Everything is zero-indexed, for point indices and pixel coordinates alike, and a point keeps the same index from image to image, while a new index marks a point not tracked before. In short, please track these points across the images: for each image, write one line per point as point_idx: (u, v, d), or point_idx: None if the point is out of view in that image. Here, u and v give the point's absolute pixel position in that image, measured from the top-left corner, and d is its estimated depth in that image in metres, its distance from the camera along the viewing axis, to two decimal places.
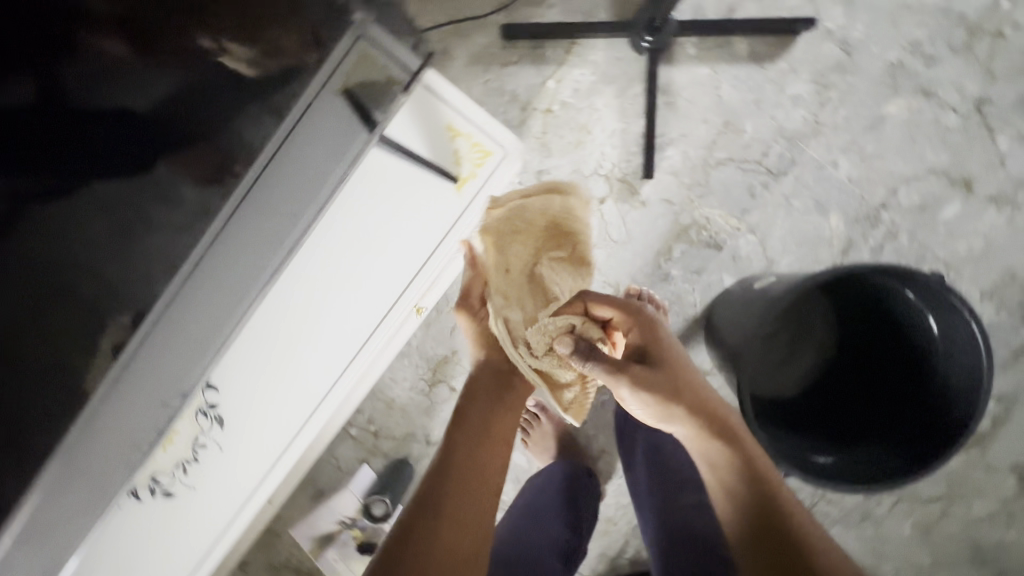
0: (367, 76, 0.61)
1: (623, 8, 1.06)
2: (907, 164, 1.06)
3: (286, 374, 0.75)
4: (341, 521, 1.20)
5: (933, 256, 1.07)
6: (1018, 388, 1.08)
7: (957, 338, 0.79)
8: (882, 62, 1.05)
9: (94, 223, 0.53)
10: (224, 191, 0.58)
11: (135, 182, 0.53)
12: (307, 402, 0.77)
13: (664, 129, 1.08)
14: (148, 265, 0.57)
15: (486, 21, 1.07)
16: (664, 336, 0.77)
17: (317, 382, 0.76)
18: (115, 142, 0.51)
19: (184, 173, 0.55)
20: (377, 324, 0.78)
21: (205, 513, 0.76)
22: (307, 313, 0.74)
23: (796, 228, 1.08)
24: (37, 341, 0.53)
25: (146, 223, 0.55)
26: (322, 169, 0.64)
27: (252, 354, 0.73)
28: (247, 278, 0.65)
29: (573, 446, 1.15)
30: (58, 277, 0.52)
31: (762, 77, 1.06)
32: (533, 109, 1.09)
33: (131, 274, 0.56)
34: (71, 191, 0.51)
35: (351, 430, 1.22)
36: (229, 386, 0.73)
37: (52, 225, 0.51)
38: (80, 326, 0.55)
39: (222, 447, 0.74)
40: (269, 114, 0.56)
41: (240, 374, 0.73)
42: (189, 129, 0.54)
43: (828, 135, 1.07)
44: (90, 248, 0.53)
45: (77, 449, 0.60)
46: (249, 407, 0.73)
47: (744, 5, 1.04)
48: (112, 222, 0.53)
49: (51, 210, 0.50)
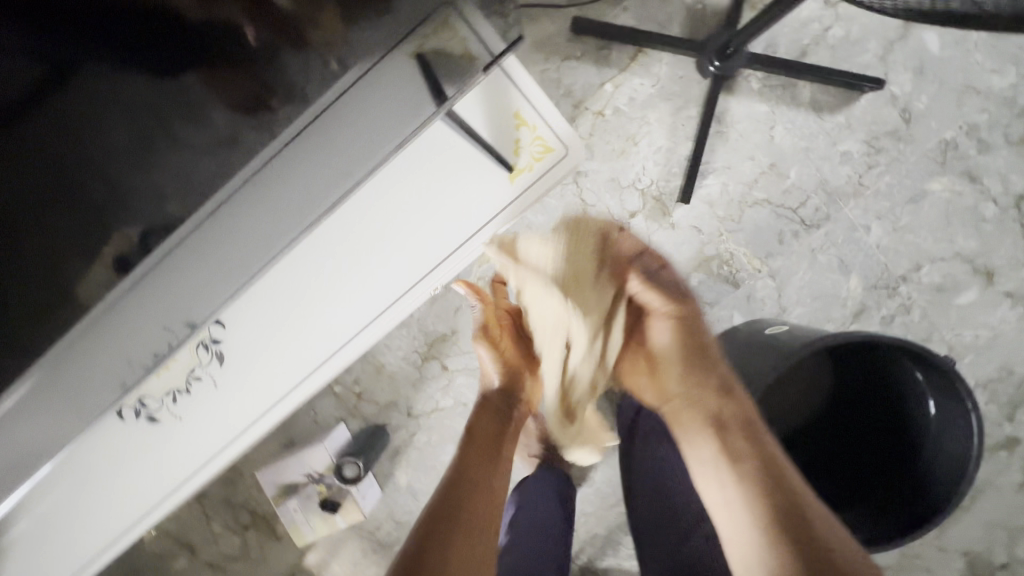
0: (445, 45, 0.58)
1: (697, 27, 1.04)
2: (936, 243, 1.07)
3: (296, 330, 0.72)
4: (308, 475, 1.20)
5: (939, 337, 1.08)
6: (988, 480, 1.11)
7: (951, 426, 0.81)
8: (937, 138, 1.04)
9: (115, 128, 0.48)
10: (259, 125, 0.53)
11: (165, 92, 0.48)
12: (308, 362, 0.73)
13: (710, 157, 1.07)
14: (163, 184, 0.53)
15: (558, 10, 1.05)
16: (695, 312, 0.78)
17: (324, 344, 0.73)
18: (147, 43, 0.45)
19: (220, 96, 0.50)
20: (397, 299, 0.73)
21: (183, 449, 0.74)
22: (333, 272, 0.71)
23: (814, 282, 1.08)
24: (35, 236, 0.50)
25: (170, 140, 0.50)
26: (377, 126, 0.61)
27: (265, 299, 0.71)
28: (275, 222, 0.63)
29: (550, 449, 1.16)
30: (66, 175, 0.48)
31: (817, 126, 1.05)
32: (585, 109, 1.07)
33: (142, 188, 0.52)
34: (87, 83, 0.45)
35: (335, 387, 1.22)
36: (236, 326, 0.71)
37: (66, 120, 0.46)
38: (84, 231, 0.52)
39: (216, 384, 0.72)
40: (327, 62, 0.52)
41: (251, 317, 0.71)
42: (231, 47, 0.48)
43: (867, 198, 1.06)
44: (106, 153, 0.49)
45: (61, 355, 0.59)
46: (251, 352, 0.72)
47: (816, 51, 1.03)
48: (136, 130, 0.49)
49: (68, 105, 0.45)
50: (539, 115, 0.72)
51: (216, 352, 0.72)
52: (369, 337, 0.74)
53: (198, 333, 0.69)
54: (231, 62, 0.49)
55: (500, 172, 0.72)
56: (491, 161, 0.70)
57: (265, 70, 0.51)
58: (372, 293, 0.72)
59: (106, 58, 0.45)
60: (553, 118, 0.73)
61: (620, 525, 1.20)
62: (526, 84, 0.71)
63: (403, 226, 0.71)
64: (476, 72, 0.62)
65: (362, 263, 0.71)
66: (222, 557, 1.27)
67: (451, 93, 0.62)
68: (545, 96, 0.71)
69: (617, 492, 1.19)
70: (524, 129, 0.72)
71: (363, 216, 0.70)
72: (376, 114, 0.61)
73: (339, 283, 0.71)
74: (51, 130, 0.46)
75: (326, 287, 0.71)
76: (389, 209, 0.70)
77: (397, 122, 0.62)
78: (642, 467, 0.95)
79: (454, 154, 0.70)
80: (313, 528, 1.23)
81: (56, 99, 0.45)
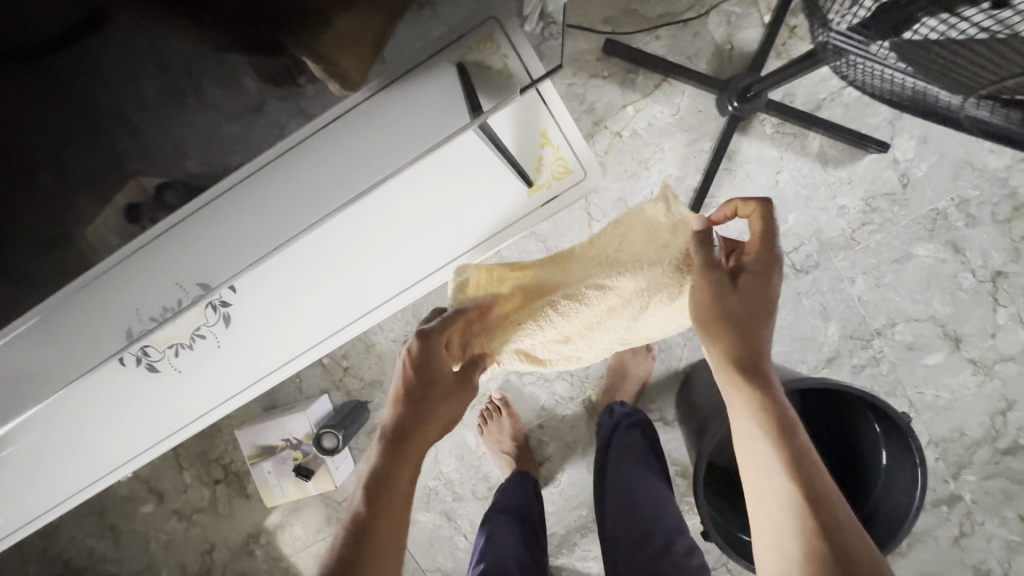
0: (484, 57, 0.62)
1: (722, 66, 1.07)
2: (913, 304, 1.13)
3: (302, 305, 0.76)
4: (287, 439, 1.21)
5: (902, 392, 1.15)
6: (927, 530, 1.18)
7: (899, 477, 0.87)
8: (929, 206, 1.10)
9: (146, 81, 0.44)
10: (285, 95, 0.50)
11: (204, 56, 0.43)
12: (312, 334, 0.77)
13: (716, 192, 1.11)
14: (186, 142, 0.50)
15: (593, 27, 1.08)
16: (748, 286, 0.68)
17: (329, 320, 0.77)
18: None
19: (255, 67, 0.47)
20: (405, 289, 0.78)
21: (179, 400, 0.78)
22: (346, 256, 0.75)
23: (795, 324, 1.14)
24: (49, 179, 0.47)
25: (201, 101, 0.47)
26: (413, 121, 0.64)
27: (280, 271, 0.74)
28: (301, 203, 0.67)
29: (523, 445, 1.20)
30: (84, 117, 0.45)
31: (821, 178, 1.10)
32: (604, 127, 1.10)
33: (164, 142, 0.49)
34: (120, 32, 0.40)
35: (323, 358, 1.25)
36: (249, 292, 0.75)
37: (96, 65, 0.41)
38: (95, 175, 0.49)
39: (220, 344, 0.76)
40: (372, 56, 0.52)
41: (264, 287, 0.74)
42: (285, 24, 0.44)
43: (856, 252, 1.12)
44: (132, 104, 0.45)
45: (68, 304, 0.60)
46: (258, 318, 0.75)
47: (831, 106, 1.07)
48: (167, 86, 0.45)
49: (100, 51, 0.41)
50: (563, 135, 0.76)
51: (224, 313, 0.75)
52: (374, 318, 0.78)
53: (210, 294, 0.72)
54: (274, 49, 0.46)
55: (520, 186, 0.76)
56: (514, 176, 0.74)
57: (313, 55, 0.48)
58: (383, 279, 0.77)
59: (149, 14, 0.39)
60: (577, 142, 0.77)
61: (578, 527, 1.25)
62: (556, 107, 0.75)
63: (421, 221, 0.75)
64: (513, 93, 0.67)
65: (377, 250, 0.75)
66: (189, 507, 1.30)
67: (489, 108, 0.66)
68: (573, 122, 0.75)
69: (580, 495, 1.24)
70: (549, 148, 0.76)
71: (384, 206, 0.73)
72: (410, 109, 0.63)
73: (354, 265, 0.75)
74: (79, 72, 0.42)
75: (340, 268, 0.75)
76: (409, 202, 0.73)
77: (432, 127, 0.66)
78: (611, 481, 1.00)
79: (479, 163, 0.73)
80: (284, 492, 1.25)
81: (85, 43, 0.40)
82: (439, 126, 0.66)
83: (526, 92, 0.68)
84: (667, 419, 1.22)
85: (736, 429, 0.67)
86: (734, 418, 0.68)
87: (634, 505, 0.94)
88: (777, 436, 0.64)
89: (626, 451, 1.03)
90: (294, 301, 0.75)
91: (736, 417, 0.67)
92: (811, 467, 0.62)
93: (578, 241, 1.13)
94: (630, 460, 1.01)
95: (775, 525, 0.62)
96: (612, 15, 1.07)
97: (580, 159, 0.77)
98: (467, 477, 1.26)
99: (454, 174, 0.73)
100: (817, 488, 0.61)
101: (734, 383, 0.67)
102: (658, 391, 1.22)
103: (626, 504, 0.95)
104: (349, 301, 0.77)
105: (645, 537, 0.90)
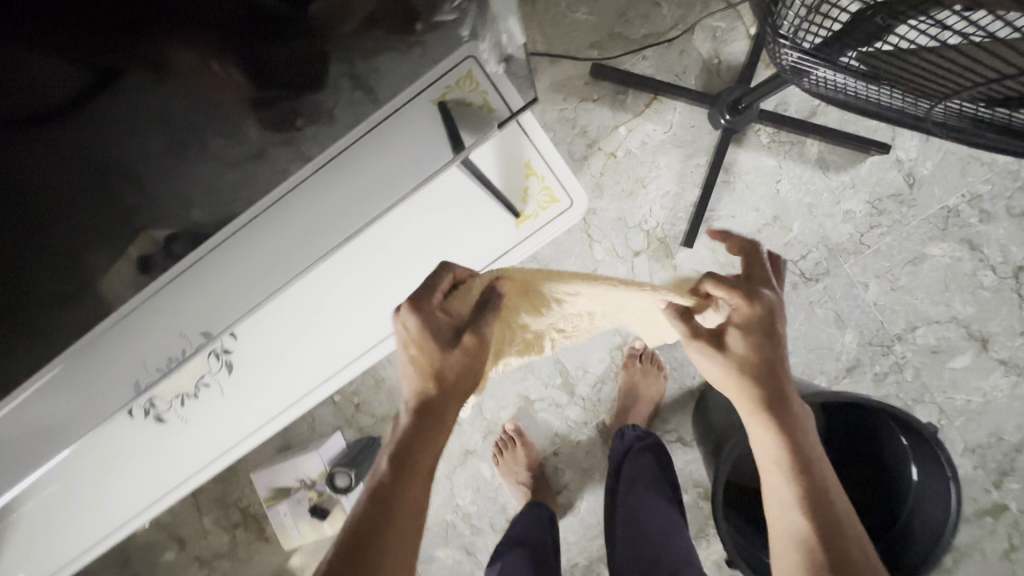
0: (465, 97, 0.63)
1: (712, 81, 1.07)
2: (933, 306, 1.08)
3: (301, 347, 0.76)
4: (301, 480, 1.22)
5: (930, 398, 1.10)
6: (973, 545, 1.11)
7: (930, 494, 0.82)
8: (939, 205, 1.07)
9: (147, 134, 0.46)
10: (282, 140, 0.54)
11: (207, 109, 0.47)
12: (311, 377, 0.77)
13: (716, 205, 1.10)
14: (192, 191, 0.53)
15: (579, 53, 1.09)
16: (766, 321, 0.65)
17: (327, 361, 0.77)
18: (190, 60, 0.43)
19: (253, 117, 0.50)
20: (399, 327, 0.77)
21: (187, 450, 0.78)
22: (340, 297, 0.75)
23: (810, 334, 1.11)
24: (67, 233, 0.50)
25: (197, 145, 0.49)
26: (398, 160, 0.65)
27: (280, 315, 0.75)
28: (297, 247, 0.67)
29: (538, 474, 1.18)
30: (94, 176, 0.47)
31: (823, 184, 1.08)
32: (598, 149, 1.11)
33: (169, 190, 0.52)
34: (130, 94, 0.43)
35: (334, 396, 1.25)
36: (253, 338, 0.76)
37: (99, 125, 0.44)
38: (107, 229, 0.51)
39: (224, 392, 0.76)
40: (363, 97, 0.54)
41: (263, 332, 0.75)
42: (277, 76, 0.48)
43: (867, 257, 1.09)
44: (140, 158, 0.48)
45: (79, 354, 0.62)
46: (260, 363, 0.76)
47: (826, 112, 1.06)
48: (172, 138, 0.48)
49: (102, 111, 0.43)
50: (545, 164, 0.76)
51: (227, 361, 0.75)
52: (374, 356, 0.78)
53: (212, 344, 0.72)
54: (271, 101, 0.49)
55: (507, 214, 0.75)
56: (500, 207, 0.75)
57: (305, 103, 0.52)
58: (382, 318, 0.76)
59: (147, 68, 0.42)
60: (560, 167, 0.77)
61: (601, 557, 1.21)
62: (536, 136, 0.76)
63: (415, 258, 0.75)
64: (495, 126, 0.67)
65: (374, 289, 0.76)
66: (209, 552, 1.30)
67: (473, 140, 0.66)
68: (555, 151, 0.75)
69: (601, 524, 1.21)
70: (534, 179, 0.76)
71: (380, 244, 0.74)
72: (395, 142, 0.65)
73: (352, 306, 0.76)
74: (89, 138, 0.44)
75: (338, 308, 0.76)
76: (403, 240, 0.74)
77: (420, 162, 0.66)
78: (622, 506, 0.97)
79: (465, 195, 0.74)
80: (301, 534, 1.24)
81: (89, 106, 0.43)
82: (424, 162, 0.66)
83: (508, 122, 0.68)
84: (685, 439, 1.18)
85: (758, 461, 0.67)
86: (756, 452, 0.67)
87: (642, 529, 0.92)
88: (797, 470, 0.64)
89: (637, 475, 1.00)
90: (292, 343, 0.75)
91: (757, 452, 0.67)
92: (828, 497, 0.63)
93: (581, 263, 1.13)
94: (640, 484, 0.99)
95: (787, 548, 0.63)
96: (597, 40, 1.09)
97: (565, 185, 0.77)
98: (485, 509, 1.23)
99: (443, 209, 0.74)
100: (834, 512, 0.62)
101: (756, 421, 0.65)
102: (673, 411, 1.18)
103: (636, 528, 0.93)
104: (346, 342, 0.77)
105: (654, 561, 0.87)
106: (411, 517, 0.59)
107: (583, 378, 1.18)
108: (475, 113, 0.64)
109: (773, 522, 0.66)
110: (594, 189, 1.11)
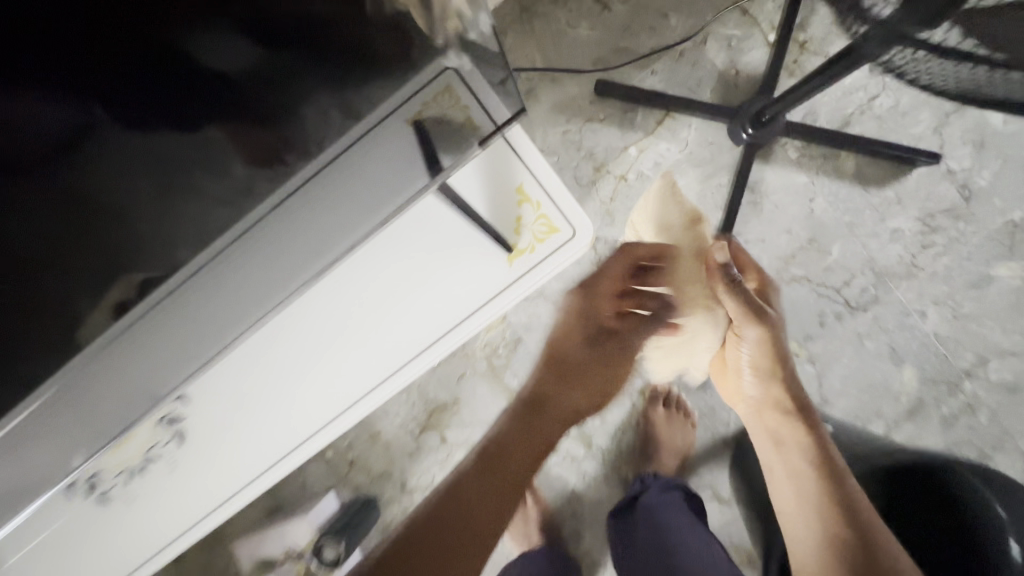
0: (443, 113, 0.49)
1: (730, 93, 0.98)
2: (1006, 336, 0.93)
3: (264, 408, 0.65)
4: (288, 551, 1.11)
5: (1013, 445, 0.93)
6: None
7: None
8: (1003, 219, 0.93)
9: (132, 164, 0.34)
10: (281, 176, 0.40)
11: (195, 143, 0.35)
12: (275, 446, 0.66)
13: (743, 228, 0.98)
14: (182, 246, 0.40)
15: (582, 72, 1.01)
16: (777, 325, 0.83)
17: (293, 427, 0.66)
18: (181, 92, 0.32)
19: (235, 149, 0.36)
20: (375, 387, 0.65)
21: (132, 536, 0.66)
22: (307, 349, 0.65)
23: (861, 371, 0.96)
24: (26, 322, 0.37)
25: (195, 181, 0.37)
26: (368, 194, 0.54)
27: (238, 367, 0.65)
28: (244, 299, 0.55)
29: (554, 539, 1.03)
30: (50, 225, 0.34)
31: (863, 201, 0.96)
32: (606, 172, 1.01)
33: (154, 243, 0.38)
34: (105, 129, 0.32)
35: (327, 452, 1.13)
36: (207, 398, 0.65)
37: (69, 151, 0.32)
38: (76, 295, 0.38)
39: (175, 465, 0.65)
40: (337, 111, 0.38)
41: (221, 392, 0.65)
42: (271, 103, 0.35)
43: (922, 281, 0.95)
44: (125, 209, 0.36)
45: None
46: (216, 430, 0.65)
47: (862, 120, 0.95)
48: (156, 181, 0.35)
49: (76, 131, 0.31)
50: (541, 188, 0.66)
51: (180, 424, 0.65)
52: (349, 421, 0.66)
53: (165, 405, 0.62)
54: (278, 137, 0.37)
55: (492, 246, 0.65)
56: (486, 238, 0.64)
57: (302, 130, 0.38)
58: (354, 370, 0.66)
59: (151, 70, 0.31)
60: (559, 192, 0.66)
61: None
62: (530, 156, 0.66)
63: (393, 299, 0.65)
64: (473, 146, 0.55)
65: (344, 338, 0.65)
66: None
67: (448, 164, 0.55)
68: (552, 173, 0.65)
69: None
70: (528, 205, 0.66)
71: (352, 285, 0.65)
72: (382, 168, 0.52)
73: (320, 358, 0.65)
74: (48, 172, 0.32)
75: (304, 360, 0.65)
76: (377, 279, 0.65)
77: (387, 193, 0.55)
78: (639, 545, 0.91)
79: (442, 222, 0.65)
80: None
81: (67, 123, 0.31)
82: (393, 192, 0.55)
83: (490, 141, 0.55)
84: (722, 496, 1.03)
85: (790, 471, 0.76)
86: (793, 465, 0.76)
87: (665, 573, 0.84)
88: (829, 482, 0.69)
89: (655, 511, 0.92)
90: (255, 403, 0.65)
91: (787, 460, 0.77)
92: (854, 520, 0.65)
93: None
94: (659, 519, 0.91)
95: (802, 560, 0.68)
96: (601, 57, 1.00)
97: (566, 212, 0.66)
98: None
99: (420, 243, 0.65)
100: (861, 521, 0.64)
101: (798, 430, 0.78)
102: (706, 464, 1.03)
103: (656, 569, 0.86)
104: (315, 403, 0.66)
105: None
106: (487, 519, 0.69)
107: (602, 427, 1.05)
108: (456, 132, 0.52)
109: (792, 542, 0.71)
110: (605, 215, 1.00)
